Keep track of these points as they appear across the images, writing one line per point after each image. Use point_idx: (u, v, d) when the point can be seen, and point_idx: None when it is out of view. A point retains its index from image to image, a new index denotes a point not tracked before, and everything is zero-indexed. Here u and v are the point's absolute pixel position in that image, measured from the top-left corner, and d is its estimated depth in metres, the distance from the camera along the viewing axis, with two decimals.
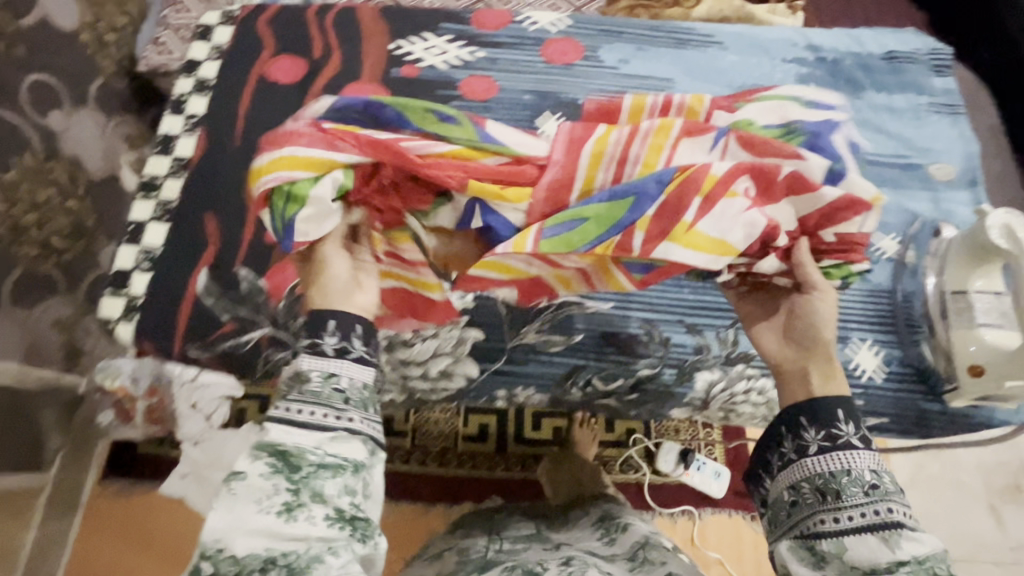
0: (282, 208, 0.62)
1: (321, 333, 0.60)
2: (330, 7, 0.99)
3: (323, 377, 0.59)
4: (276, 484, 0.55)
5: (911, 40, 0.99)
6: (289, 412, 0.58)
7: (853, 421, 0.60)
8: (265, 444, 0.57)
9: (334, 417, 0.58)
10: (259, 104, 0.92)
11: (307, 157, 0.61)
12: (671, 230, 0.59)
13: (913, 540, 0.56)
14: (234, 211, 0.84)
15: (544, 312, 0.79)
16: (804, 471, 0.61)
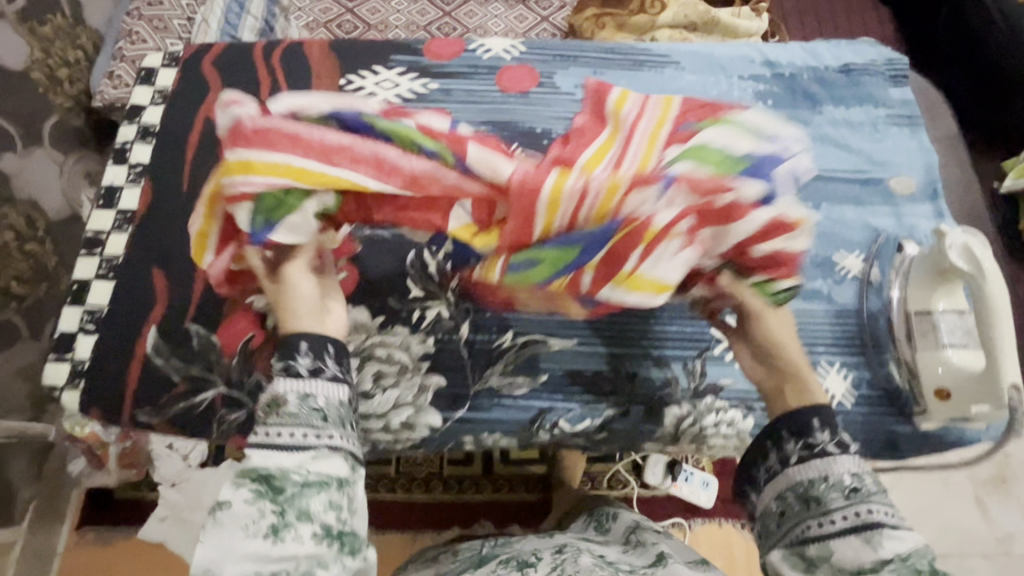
0: (269, 208, 0.62)
1: (295, 356, 0.60)
2: (276, 45, 0.97)
3: (300, 400, 0.58)
4: (263, 508, 0.54)
5: (866, 51, 0.99)
6: (271, 437, 0.57)
7: (828, 429, 0.61)
8: (246, 471, 0.56)
9: (314, 437, 0.57)
10: (206, 150, 0.89)
11: (304, 168, 0.60)
12: (614, 273, 0.61)
13: (895, 538, 0.56)
14: (183, 265, 0.81)
15: (507, 353, 0.77)
16: (787, 482, 0.61)
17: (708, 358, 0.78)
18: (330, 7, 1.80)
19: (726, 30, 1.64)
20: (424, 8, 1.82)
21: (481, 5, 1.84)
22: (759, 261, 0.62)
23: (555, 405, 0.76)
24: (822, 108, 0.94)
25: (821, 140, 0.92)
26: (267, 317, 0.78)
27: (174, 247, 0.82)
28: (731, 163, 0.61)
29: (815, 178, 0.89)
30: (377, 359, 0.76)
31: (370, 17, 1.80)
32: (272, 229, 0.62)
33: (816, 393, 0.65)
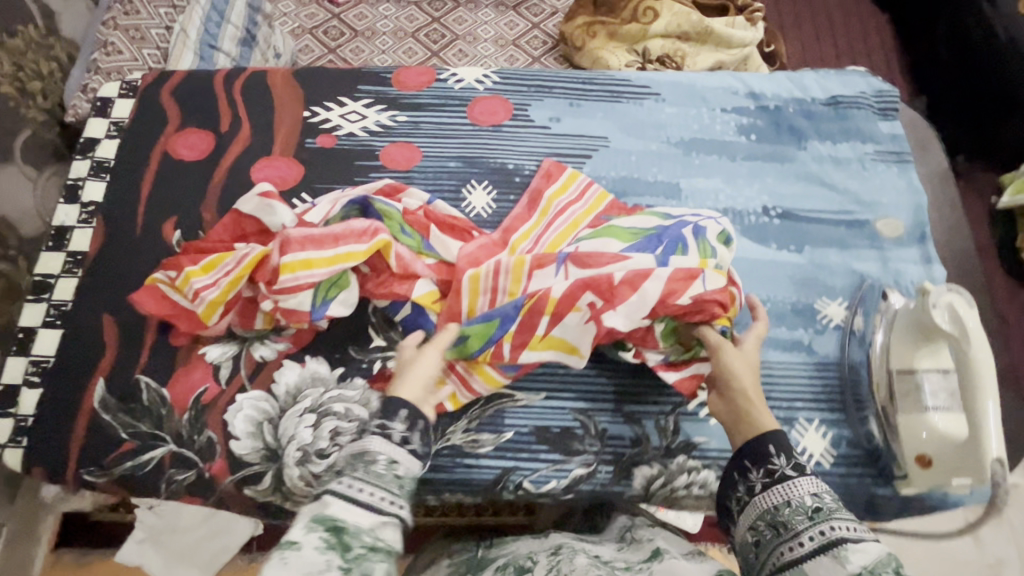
0: (327, 288, 0.73)
1: (393, 418, 0.57)
2: (239, 74, 0.93)
3: (388, 462, 0.54)
4: (330, 561, 0.47)
5: (855, 83, 0.95)
6: (351, 489, 0.51)
7: (785, 454, 0.59)
8: (320, 517, 0.49)
9: (391, 502, 0.51)
10: (161, 186, 0.85)
11: (352, 251, 0.72)
12: (528, 338, 0.71)
13: (864, 550, 0.50)
14: (131, 312, 0.77)
15: (471, 408, 0.74)
16: (756, 512, 0.58)
17: (680, 415, 0.75)
18: (316, 11, 1.65)
19: (720, 42, 1.52)
20: (412, 13, 1.67)
21: (471, 10, 1.68)
22: (686, 307, 0.69)
23: (519, 464, 0.72)
24: (808, 143, 0.90)
25: (805, 178, 0.88)
26: (222, 369, 0.75)
27: (124, 291, 0.78)
28: (627, 238, 0.75)
29: (799, 220, 0.86)
30: (335, 415, 0.73)
31: (357, 23, 1.65)
32: (330, 304, 0.73)
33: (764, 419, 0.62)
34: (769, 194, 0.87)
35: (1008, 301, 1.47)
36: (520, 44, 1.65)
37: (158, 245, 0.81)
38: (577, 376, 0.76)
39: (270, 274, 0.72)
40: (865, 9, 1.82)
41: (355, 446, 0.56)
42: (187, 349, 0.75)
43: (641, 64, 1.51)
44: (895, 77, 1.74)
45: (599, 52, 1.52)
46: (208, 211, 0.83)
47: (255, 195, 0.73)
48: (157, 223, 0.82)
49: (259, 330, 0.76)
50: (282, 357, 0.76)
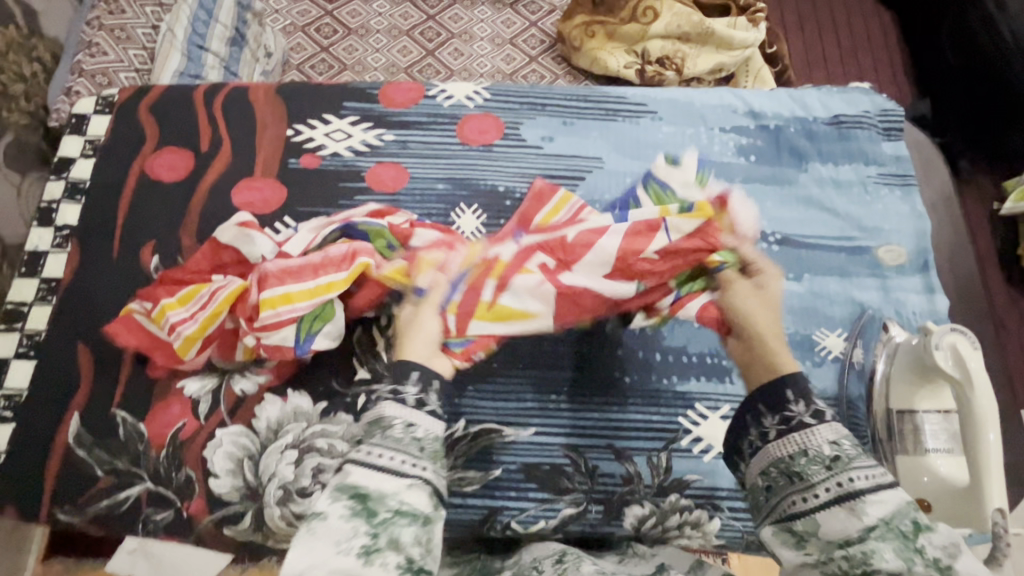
0: (308, 322, 0.71)
1: (405, 383, 0.55)
2: (219, 89, 0.90)
3: (405, 427, 0.51)
4: (357, 528, 0.47)
5: (858, 101, 0.92)
6: (371, 456, 0.50)
7: (803, 400, 0.56)
8: (344, 486, 0.49)
9: (411, 466, 0.50)
10: (138, 209, 0.82)
11: (332, 281, 0.69)
12: (473, 313, 0.67)
13: (878, 501, 0.50)
14: (107, 342, 0.74)
15: (457, 444, 0.72)
16: (767, 460, 0.55)
17: (672, 452, 0.73)
18: (309, 9, 1.57)
19: (722, 43, 1.46)
20: (407, 10, 1.59)
21: (467, 8, 1.61)
22: (656, 262, 0.68)
23: (508, 503, 0.70)
24: (809, 165, 0.88)
25: (806, 202, 0.86)
26: (201, 403, 0.72)
27: (99, 321, 0.75)
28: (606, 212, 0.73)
29: (798, 246, 0.83)
30: (317, 451, 0.70)
31: (351, 21, 1.56)
32: (314, 337, 0.70)
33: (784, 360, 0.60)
34: (768, 220, 0.84)
35: (1008, 309, 1.44)
36: (517, 43, 1.57)
37: (135, 271, 0.78)
38: (566, 409, 0.74)
39: (249, 307, 0.70)
40: (868, 8, 1.78)
41: (371, 410, 0.54)
42: (164, 383, 0.73)
43: (640, 65, 1.46)
44: (900, 77, 1.69)
45: (597, 52, 1.47)
46: (187, 235, 0.80)
47: (232, 223, 0.72)
48: (135, 248, 0.79)
49: (238, 363, 0.74)
50: (262, 391, 0.73)
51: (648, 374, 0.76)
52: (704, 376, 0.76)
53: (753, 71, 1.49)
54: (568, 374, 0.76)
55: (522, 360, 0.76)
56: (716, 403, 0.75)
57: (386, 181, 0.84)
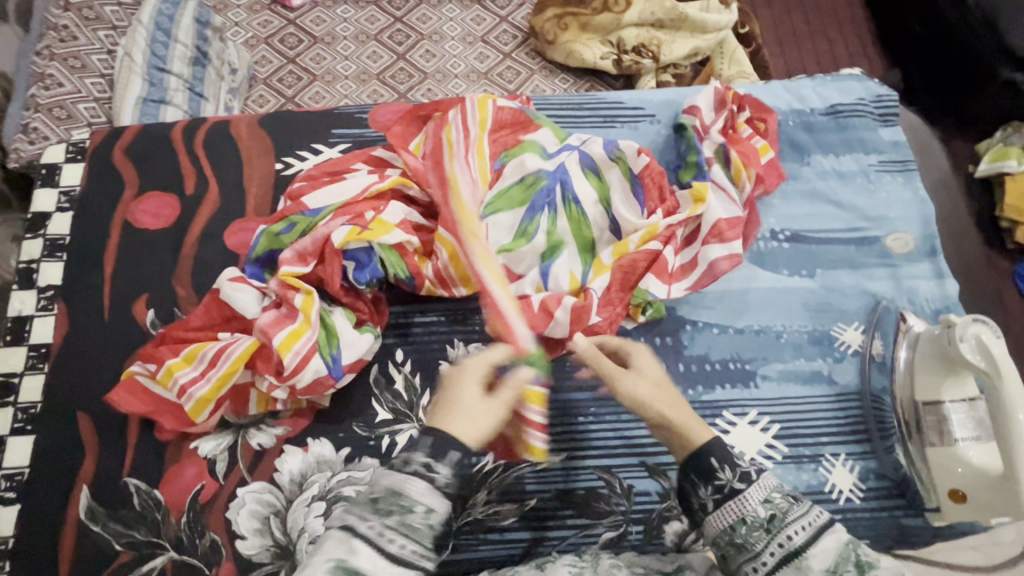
0: (325, 343, 0.67)
1: (439, 461, 0.45)
2: (197, 126, 0.86)
3: (426, 514, 0.44)
4: None
5: (852, 88, 0.92)
6: (381, 543, 0.42)
7: (726, 465, 0.53)
8: (346, 568, 0.42)
9: (423, 560, 0.44)
10: (125, 261, 0.77)
11: (296, 329, 0.65)
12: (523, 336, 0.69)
13: (819, 552, 0.48)
14: (110, 408, 0.70)
15: (489, 477, 0.70)
16: (714, 533, 0.52)
17: None
18: (270, 19, 1.49)
19: (696, 28, 1.43)
20: (373, 13, 1.52)
21: (434, 6, 1.55)
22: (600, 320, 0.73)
23: (548, 533, 0.69)
24: (810, 158, 0.88)
25: (811, 195, 0.86)
26: (218, 463, 0.68)
27: (99, 387, 0.71)
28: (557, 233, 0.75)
29: (808, 241, 0.83)
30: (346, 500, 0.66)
31: (315, 29, 1.49)
32: (340, 354, 0.67)
33: (696, 431, 0.55)
34: (776, 217, 0.84)
35: (992, 270, 1.46)
36: (489, 40, 1.51)
37: (131, 329, 0.74)
38: (593, 429, 0.73)
39: (268, 361, 0.67)
40: None
41: (391, 476, 0.45)
42: (175, 446, 0.69)
43: (617, 56, 1.43)
44: (869, 47, 1.69)
45: (572, 45, 1.43)
46: (182, 285, 0.76)
47: (222, 281, 0.68)
48: (127, 304, 0.75)
49: (253, 417, 0.70)
50: (280, 443, 0.69)
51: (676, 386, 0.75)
52: (729, 383, 0.75)
53: (729, 52, 1.45)
54: (594, 394, 0.75)
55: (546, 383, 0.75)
56: (743, 409, 0.74)
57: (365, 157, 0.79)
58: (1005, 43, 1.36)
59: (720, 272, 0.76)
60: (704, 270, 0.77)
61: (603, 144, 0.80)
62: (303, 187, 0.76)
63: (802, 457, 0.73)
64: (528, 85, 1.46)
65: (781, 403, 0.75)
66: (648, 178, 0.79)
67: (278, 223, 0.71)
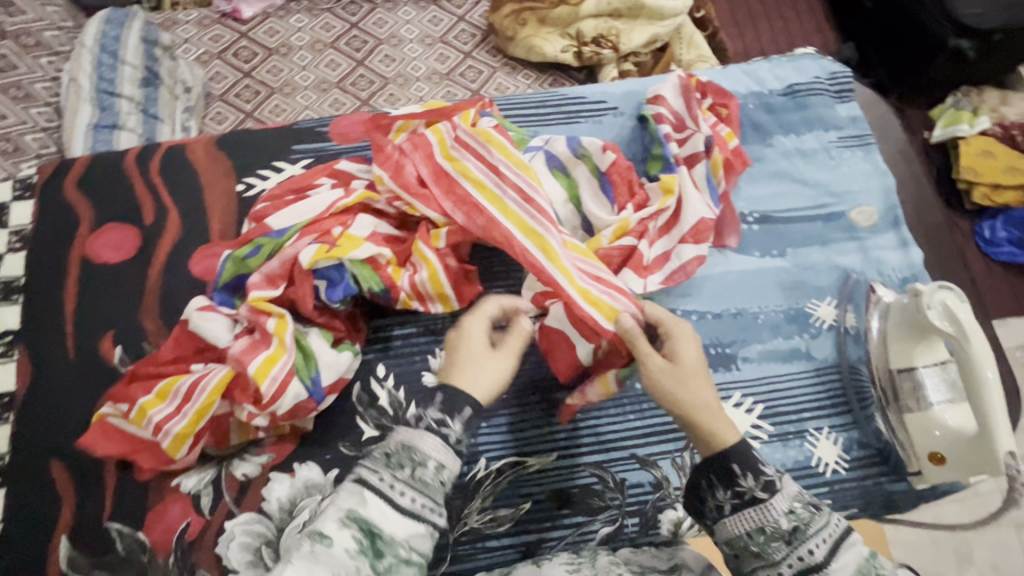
0: (302, 365, 0.66)
1: (450, 418, 0.52)
2: (151, 152, 0.83)
3: (436, 470, 0.50)
4: (359, 568, 0.45)
5: (808, 67, 0.94)
6: (393, 493, 0.48)
7: (750, 473, 0.53)
8: (358, 516, 0.47)
9: (432, 513, 0.49)
10: (87, 299, 0.75)
11: (272, 352, 0.64)
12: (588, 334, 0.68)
13: (840, 567, 0.48)
14: (83, 452, 0.68)
15: (483, 485, 0.70)
16: (728, 536, 0.53)
17: (694, 449, 0.73)
18: (221, 33, 1.45)
19: (653, 15, 1.43)
20: (328, 21, 1.49)
21: (390, 10, 1.52)
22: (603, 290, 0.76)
23: (545, 535, 0.69)
24: (773, 139, 0.89)
25: (777, 176, 0.87)
26: (204, 498, 0.67)
27: (72, 431, 0.69)
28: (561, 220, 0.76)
29: (777, 221, 0.84)
30: None
31: (269, 40, 1.45)
32: (320, 376, 0.66)
33: (725, 432, 0.56)
34: (744, 201, 0.85)
35: (953, 232, 1.50)
36: (448, 40, 1.50)
37: (100, 369, 0.71)
38: (581, 424, 0.73)
39: (245, 391, 0.64)
40: None
41: (406, 437, 0.51)
42: (156, 485, 0.67)
43: (577, 48, 1.43)
44: (823, 24, 1.72)
45: (532, 40, 1.42)
46: (150, 318, 0.74)
47: (190, 311, 0.66)
48: (93, 343, 0.72)
49: (236, 446, 0.68)
50: (266, 472, 0.68)
51: None
52: (712, 368, 0.76)
53: (686, 38, 1.48)
54: None
55: (533, 384, 0.75)
56: (727, 392, 0.75)
57: (328, 172, 0.77)
58: (950, 12, 1.39)
59: (692, 272, 0.77)
60: (678, 264, 0.77)
61: (568, 142, 0.79)
62: (266, 207, 0.74)
63: (787, 433, 0.74)
64: (491, 83, 1.45)
65: (764, 383, 0.76)
66: (616, 175, 0.78)
67: (244, 247, 0.69)
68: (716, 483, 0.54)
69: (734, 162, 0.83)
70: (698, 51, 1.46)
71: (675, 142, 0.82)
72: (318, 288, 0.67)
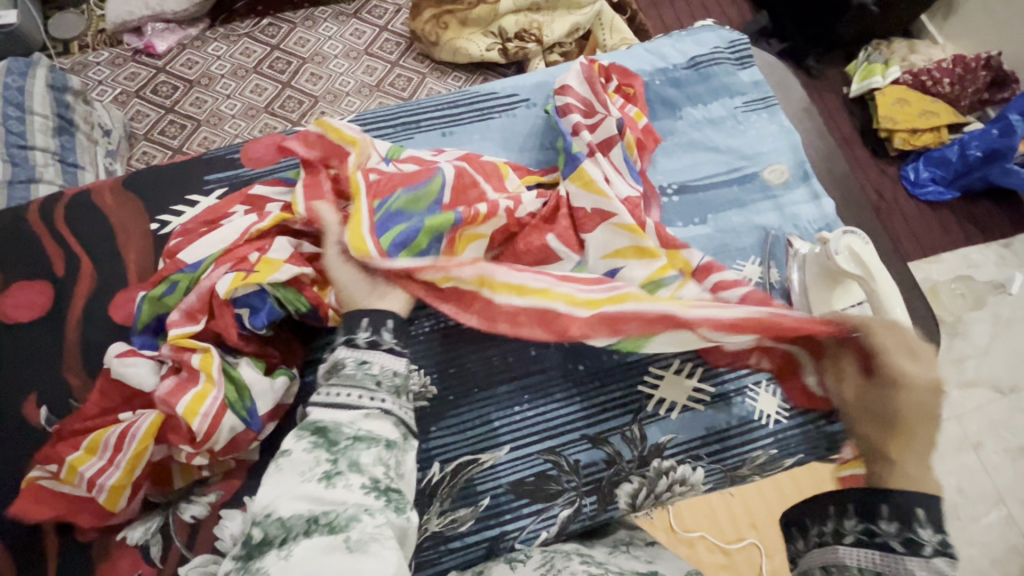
0: (237, 398, 0.64)
1: (356, 330, 0.60)
2: (57, 203, 0.80)
3: (356, 364, 0.56)
4: (318, 456, 0.49)
5: (708, 39, 0.97)
6: (330, 395, 0.54)
7: (899, 523, 0.46)
8: (306, 425, 0.53)
9: (369, 398, 0.54)
10: (6, 362, 0.71)
11: (200, 390, 0.62)
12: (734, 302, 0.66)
13: None
14: (17, 521, 0.65)
15: (440, 487, 0.70)
16: (831, 558, 0.48)
17: (642, 421, 0.75)
18: (136, 70, 1.40)
19: (571, 4, 1.45)
20: (247, 45, 1.46)
21: (310, 27, 1.50)
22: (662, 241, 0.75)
23: (508, 527, 0.70)
24: (683, 112, 0.92)
25: (690, 147, 0.90)
26: (152, 548, 0.64)
27: (1, 505, 0.65)
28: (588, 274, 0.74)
29: (695, 191, 0.87)
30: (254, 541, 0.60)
31: (188, 72, 1.41)
32: (256, 405, 0.64)
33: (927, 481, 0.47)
34: (663, 174, 0.88)
35: (880, 179, 1.58)
36: (373, 52, 1.49)
37: (25, 432, 0.68)
38: (531, 414, 0.74)
39: (178, 431, 0.62)
40: None
41: (328, 361, 0.59)
42: (101, 544, 0.65)
43: (502, 45, 1.45)
44: None
45: (456, 42, 1.43)
46: (73, 373, 0.71)
47: (109, 359, 0.65)
48: (14, 407, 0.69)
49: (180, 490, 0.67)
50: (216, 510, 0.66)
51: (602, 356, 0.78)
52: None
53: (608, 23, 1.47)
54: (526, 380, 0.76)
55: (477, 382, 0.75)
56: (667, 360, 0.78)
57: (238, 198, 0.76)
58: None
59: None
60: None
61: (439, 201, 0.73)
62: (178, 243, 0.73)
63: (727, 393, 0.77)
64: (422, 90, 1.45)
65: None
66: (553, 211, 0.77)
67: (158, 286, 0.68)
68: (857, 516, 0.48)
69: (645, 141, 0.86)
70: (620, 33, 1.49)
71: (585, 132, 0.82)
72: (252, 323, 0.66)
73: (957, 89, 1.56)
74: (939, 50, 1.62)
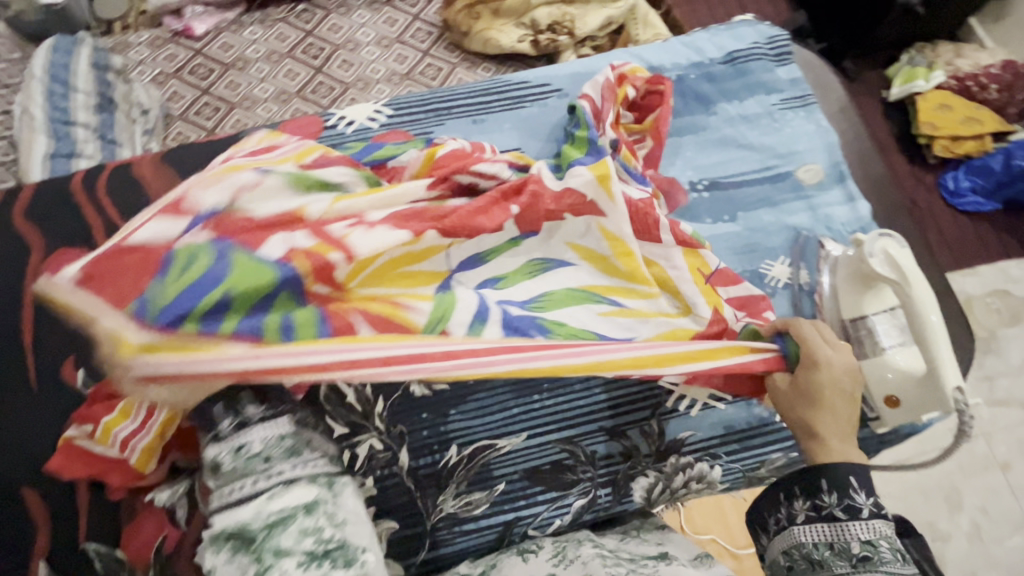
0: None
1: (217, 424, 0.54)
2: (99, 175, 0.83)
3: (233, 453, 0.52)
4: (242, 561, 0.48)
5: (745, 34, 0.95)
6: (225, 497, 0.51)
7: (838, 492, 0.57)
8: (216, 534, 0.50)
9: (266, 479, 0.51)
10: (47, 327, 0.74)
11: None
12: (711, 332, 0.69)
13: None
14: (53, 478, 0.68)
15: (457, 471, 0.70)
16: (791, 539, 0.59)
17: (661, 416, 0.74)
18: (175, 51, 1.43)
19: None
20: (282, 30, 1.48)
21: (344, 14, 1.51)
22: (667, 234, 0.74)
23: (521, 513, 0.70)
24: (716, 107, 0.91)
25: (721, 143, 0.89)
26: (178, 511, 0.65)
27: (38, 462, 0.68)
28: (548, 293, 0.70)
29: (725, 187, 0.86)
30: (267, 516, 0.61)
31: (224, 55, 1.44)
32: None
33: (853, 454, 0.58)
34: (692, 169, 0.87)
35: (916, 186, 1.53)
36: (405, 40, 1.49)
37: (64, 393, 0.71)
38: (550, 404, 0.74)
39: None
40: None
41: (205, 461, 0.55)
42: (130, 503, 0.68)
43: (534, 37, 1.43)
44: None
45: (487, 33, 1.42)
46: None
47: None
48: (55, 369, 0.72)
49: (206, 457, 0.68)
50: None
51: None
52: None
53: (642, 18, 1.45)
54: None
55: None
56: None
57: None
58: None
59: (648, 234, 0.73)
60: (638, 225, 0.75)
61: (216, 262, 0.55)
62: None
63: (751, 393, 0.76)
64: (452, 79, 1.45)
65: None
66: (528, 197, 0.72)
67: None
68: (805, 497, 0.59)
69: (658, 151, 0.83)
70: (653, 28, 1.47)
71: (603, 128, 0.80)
72: None
73: (1005, 96, 1.50)
74: (986, 54, 1.56)
